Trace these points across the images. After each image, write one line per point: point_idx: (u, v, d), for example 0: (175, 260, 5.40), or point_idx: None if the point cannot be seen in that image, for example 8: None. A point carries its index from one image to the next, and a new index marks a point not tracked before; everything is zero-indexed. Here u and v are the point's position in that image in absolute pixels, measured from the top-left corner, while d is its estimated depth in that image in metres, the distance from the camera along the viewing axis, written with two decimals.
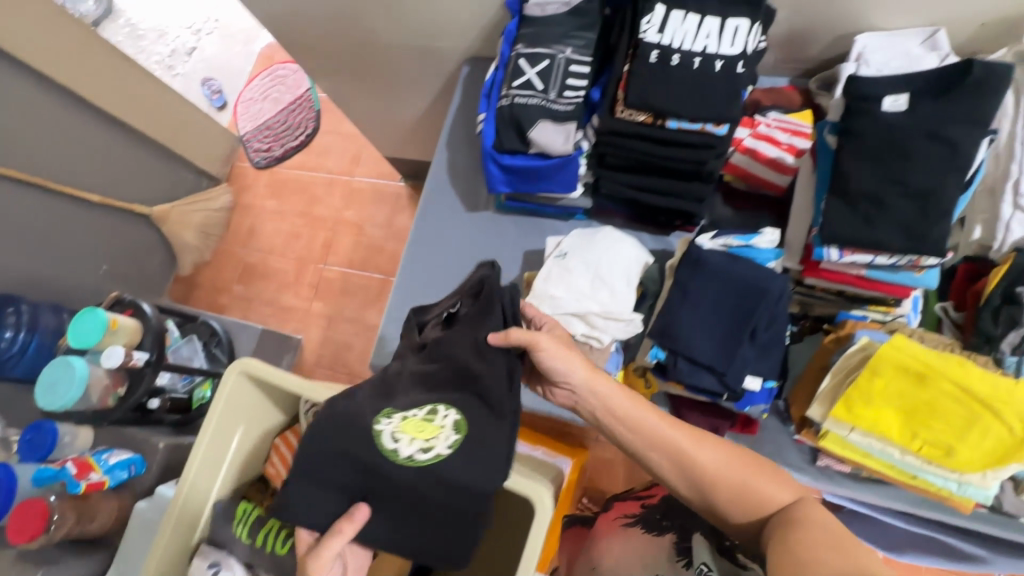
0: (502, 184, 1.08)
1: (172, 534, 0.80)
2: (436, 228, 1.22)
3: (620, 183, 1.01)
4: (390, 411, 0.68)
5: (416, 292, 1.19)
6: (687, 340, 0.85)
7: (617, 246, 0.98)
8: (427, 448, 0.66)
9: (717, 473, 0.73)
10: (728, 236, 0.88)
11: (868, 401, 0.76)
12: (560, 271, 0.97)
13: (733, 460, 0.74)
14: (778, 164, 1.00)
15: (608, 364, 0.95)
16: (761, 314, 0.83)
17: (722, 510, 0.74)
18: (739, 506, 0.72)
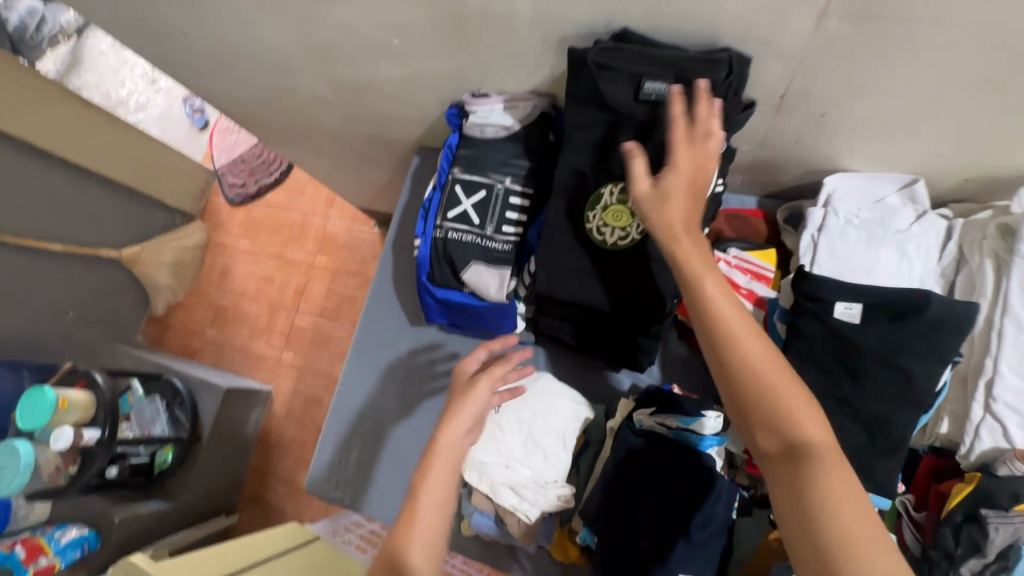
0: (439, 316, 1.01)
1: None
2: (376, 342, 1.15)
3: (561, 329, 0.94)
4: (597, 198, 0.83)
5: (353, 412, 1.13)
6: (617, 531, 0.79)
7: (552, 402, 0.91)
8: (623, 236, 0.83)
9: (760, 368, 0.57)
10: None
11: None
12: (491, 428, 0.90)
13: (779, 368, 0.57)
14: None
15: (537, 535, 0.87)
16: (694, 514, 0.76)
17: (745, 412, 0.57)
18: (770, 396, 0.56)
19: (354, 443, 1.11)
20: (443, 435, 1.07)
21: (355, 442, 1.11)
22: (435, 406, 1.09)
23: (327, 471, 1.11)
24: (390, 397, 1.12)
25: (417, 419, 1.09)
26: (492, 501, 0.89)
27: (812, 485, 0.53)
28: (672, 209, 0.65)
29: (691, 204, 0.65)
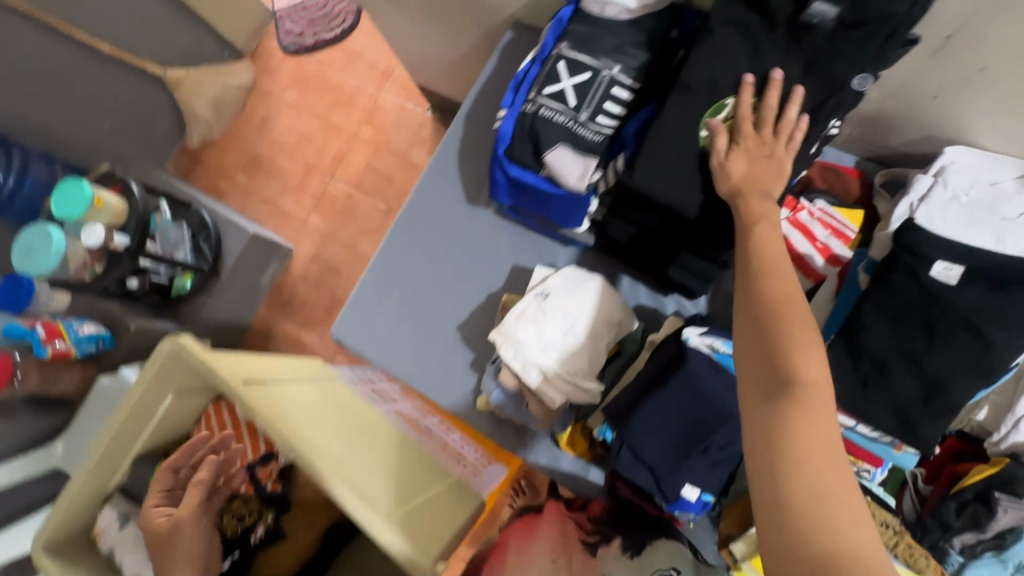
0: (503, 195, 0.98)
1: (86, 482, 0.88)
2: (430, 210, 1.14)
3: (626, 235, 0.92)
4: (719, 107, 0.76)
5: (394, 272, 1.13)
6: (638, 432, 0.81)
7: (601, 306, 0.91)
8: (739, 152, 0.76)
9: (780, 319, 0.61)
10: (718, 341, 0.81)
11: None
12: (535, 314, 0.90)
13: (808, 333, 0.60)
14: (803, 261, 0.90)
15: (556, 421, 0.91)
16: (719, 435, 0.77)
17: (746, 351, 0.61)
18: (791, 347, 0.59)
19: (388, 300, 1.12)
20: (477, 316, 1.08)
21: (388, 301, 1.12)
22: (476, 286, 1.09)
23: (355, 320, 1.11)
24: (432, 268, 1.12)
25: (455, 295, 1.10)
26: (518, 380, 0.91)
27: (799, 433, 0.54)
28: (763, 171, 0.72)
29: (750, 167, 0.73)
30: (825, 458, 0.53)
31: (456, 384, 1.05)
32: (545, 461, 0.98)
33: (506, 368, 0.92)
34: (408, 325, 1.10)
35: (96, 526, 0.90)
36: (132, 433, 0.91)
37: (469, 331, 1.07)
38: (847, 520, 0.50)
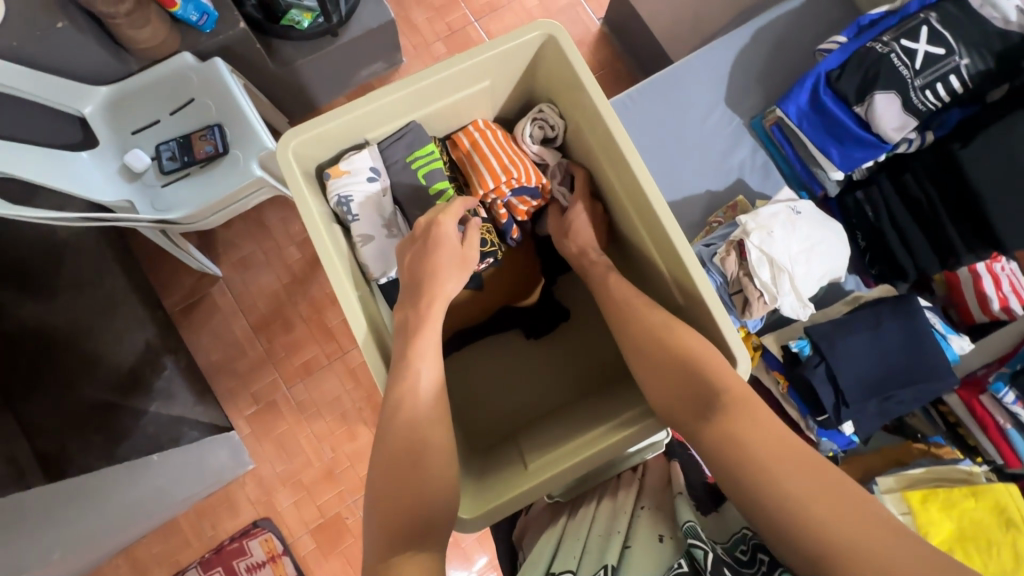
0: (794, 109, 1.01)
1: (372, 114, 0.69)
2: (689, 90, 1.13)
3: (884, 201, 0.99)
4: None
5: (629, 125, 1.12)
6: (844, 357, 0.88)
7: (841, 245, 0.97)
8: None
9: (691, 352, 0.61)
10: (936, 318, 0.90)
11: (945, 508, 0.79)
12: (788, 220, 0.95)
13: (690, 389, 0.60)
14: (981, 300, 0.99)
15: (749, 321, 0.96)
16: (909, 390, 0.87)
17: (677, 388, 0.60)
18: (693, 393, 0.59)
19: None
20: (690, 204, 1.09)
21: None
22: (700, 178, 1.10)
23: None
24: (667, 141, 1.11)
25: (675, 174, 1.10)
26: (740, 269, 0.95)
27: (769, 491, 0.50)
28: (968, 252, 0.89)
29: None
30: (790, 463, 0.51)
31: None
32: None
33: (734, 254, 0.95)
34: None
35: (329, 170, 0.70)
36: (443, 91, 0.72)
37: (678, 212, 1.09)
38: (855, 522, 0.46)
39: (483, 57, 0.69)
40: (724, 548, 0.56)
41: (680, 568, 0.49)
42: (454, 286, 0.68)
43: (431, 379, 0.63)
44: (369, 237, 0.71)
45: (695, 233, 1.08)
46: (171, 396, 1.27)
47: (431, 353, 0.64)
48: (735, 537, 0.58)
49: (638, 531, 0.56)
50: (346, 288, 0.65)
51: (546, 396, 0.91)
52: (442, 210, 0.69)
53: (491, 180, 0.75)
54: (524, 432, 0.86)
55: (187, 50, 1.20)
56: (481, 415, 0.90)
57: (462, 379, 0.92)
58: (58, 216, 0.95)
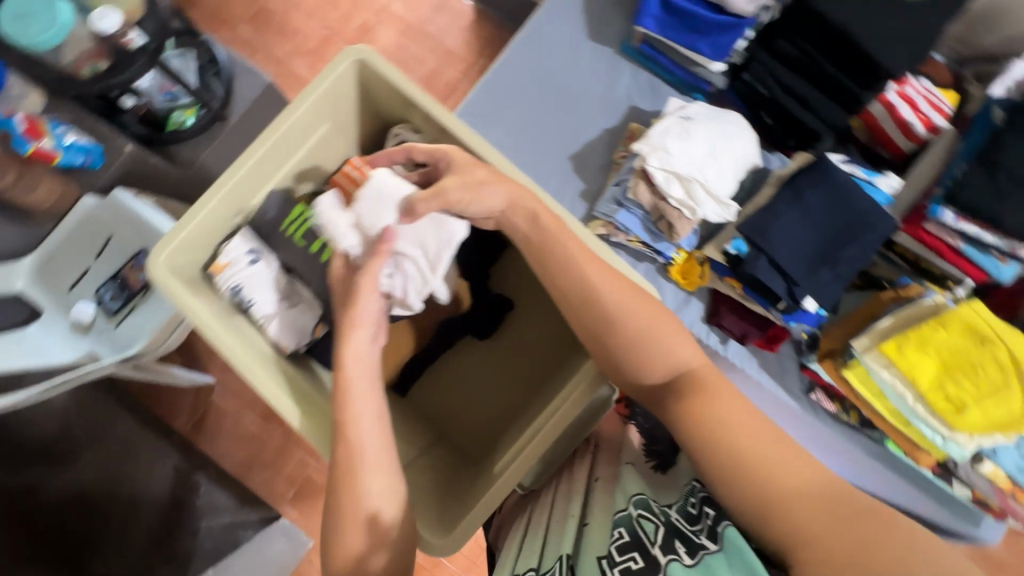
0: (651, 20, 1.00)
1: (228, 201, 0.70)
2: (552, 39, 1.11)
3: (770, 73, 0.97)
4: None
5: (508, 96, 1.10)
6: (779, 241, 0.87)
7: (742, 134, 0.95)
8: None
9: (625, 324, 0.60)
10: (854, 168, 0.89)
11: (920, 348, 0.78)
12: (681, 131, 0.93)
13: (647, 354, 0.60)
14: (904, 128, 0.96)
15: (682, 241, 0.96)
16: (854, 247, 0.85)
17: (622, 364, 0.59)
18: (649, 359, 0.59)
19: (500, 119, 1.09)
20: (594, 148, 1.08)
21: (500, 121, 1.09)
22: (594, 119, 1.09)
23: None
24: (548, 97, 1.10)
25: (568, 127, 1.09)
26: (654, 195, 0.94)
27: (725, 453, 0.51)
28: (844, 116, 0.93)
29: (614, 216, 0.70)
30: (743, 432, 0.52)
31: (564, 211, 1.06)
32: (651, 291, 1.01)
33: (643, 183, 0.95)
34: (520, 148, 1.08)
35: (211, 266, 0.71)
36: (286, 151, 0.72)
37: (585, 159, 1.07)
38: (796, 497, 0.49)
39: (307, 106, 0.69)
40: (680, 507, 0.54)
41: (620, 538, 0.52)
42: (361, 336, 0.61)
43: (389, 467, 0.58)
44: (270, 314, 0.72)
45: (607, 175, 1.07)
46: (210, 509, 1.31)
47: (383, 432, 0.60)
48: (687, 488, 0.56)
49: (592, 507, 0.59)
50: (261, 375, 0.65)
51: (517, 386, 0.92)
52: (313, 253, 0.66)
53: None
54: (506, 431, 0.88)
55: (87, 191, 1.22)
56: (462, 427, 0.92)
57: (433, 399, 0.94)
58: (22, 396, 0.95)
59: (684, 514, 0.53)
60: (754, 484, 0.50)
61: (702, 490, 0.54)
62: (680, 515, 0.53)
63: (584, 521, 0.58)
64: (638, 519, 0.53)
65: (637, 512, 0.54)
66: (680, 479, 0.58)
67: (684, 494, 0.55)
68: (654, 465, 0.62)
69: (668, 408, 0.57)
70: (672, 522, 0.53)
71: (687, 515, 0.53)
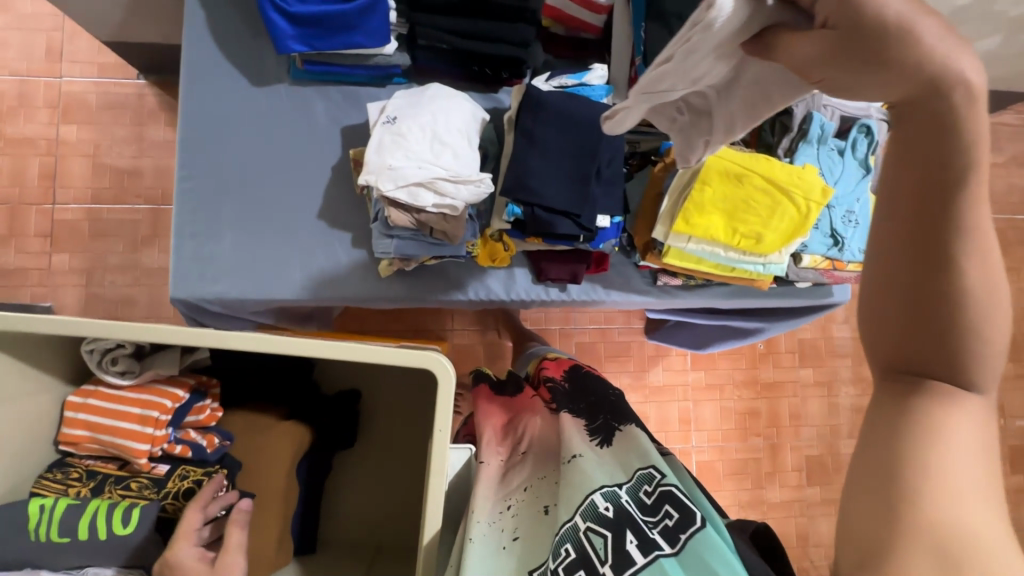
0: (294, 40, 0.88)
1: None
2: (214, 108, 0.95)
3: (439, 28, 0.89)
4: None
5: (211, 194, 0.94)
6: (542, 187, 0.83)
7: (452, 104, 0.90)
8: None
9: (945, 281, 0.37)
10: (562, 78, 0.88)
11: (701, 212, 0.80)
12: (395, 139, 0.86)
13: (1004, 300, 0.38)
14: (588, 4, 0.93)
15: (465, 236, 0.90)
16: (604, 151, 0.85)
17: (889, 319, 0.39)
18: (956, 355, 0.38)
19: (221, 223, 0.94)
20: (335, 193, 0.97)
21: (222, 225, 0.94)
22: (315, 165, 0.97)
23: (192, 266, 0.92)
24: (253, 172, 0.95)
25: (296, 188, 0.96)
26: (411, 213, 0.87)
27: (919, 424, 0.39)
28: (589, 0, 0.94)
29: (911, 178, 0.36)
30: (971, 462, 0.38)
31: (348, 268, 0.96)
32: (474, 290, 0.98)
33: (395, 207, 0.86)
34: (264, 239, 0.95)
35: None
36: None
37: (334, 209, 0.97)
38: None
39: None
40: (629, 491, 0.62)
41: (568, 554, 0.56)
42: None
43: None
44: None
45: (364, 211, 0.97)
46: None
47: None
48: (639, 475, 0.64)
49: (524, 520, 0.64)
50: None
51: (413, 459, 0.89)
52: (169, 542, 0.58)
53: (144, 442, 0.66)
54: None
55: None
56: (389, 530, 0.87)
57: (345, 525, 0.87)
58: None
59: (634, 499, 0.61)
60: (927, 518, 0.37)
61: (657, 483, 0.62)
62: (632, 497, 0.61)
63: (512, 536, 0.63)
64: (587, 531, 0.57)
65: (585, 524, 0.58)
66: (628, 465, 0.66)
67: (637, 481, 0.63)
68: (597, 440, 0.72)
69: (904, 395, 0.40)
70: (622, 507, 0.60)
71: (639, 499, 0.61)
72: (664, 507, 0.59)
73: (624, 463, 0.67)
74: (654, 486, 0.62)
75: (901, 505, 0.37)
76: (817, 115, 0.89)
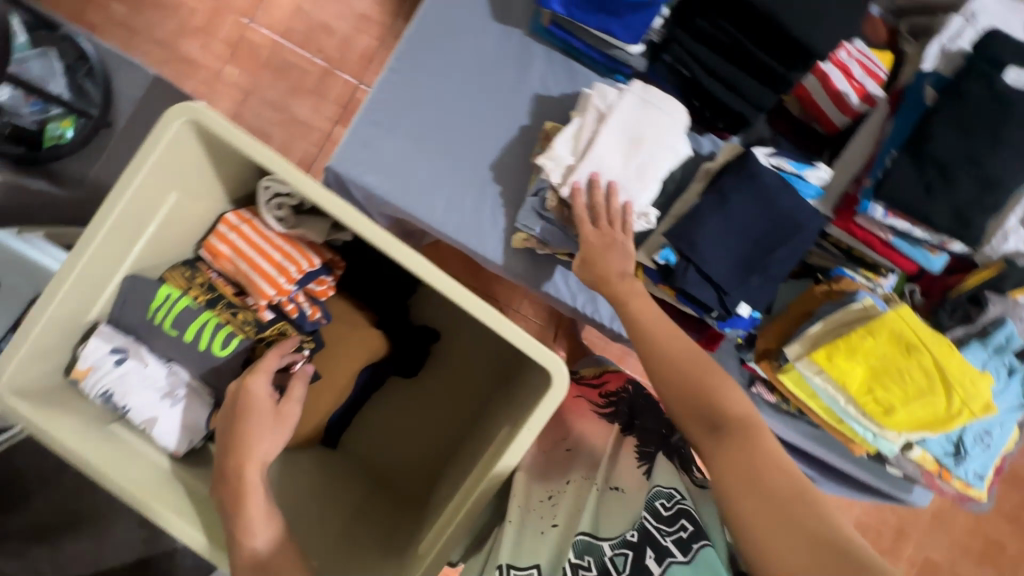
0: (557, 0, 0.87)
1: (71, 299, 0.60)
2: (449, 23, 0.97)
3: (691, 56, 0.86)
4: None
5: (406, 96, 0.97)
6: (708, 251, 0.81)
7: (666, 126, 0.83)
8: None
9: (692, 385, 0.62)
10: (782, 160, 0.82)
11: (851, 356, 0.76)
12: (594, 133, 0.82)
13: (708, 369, 0.64)
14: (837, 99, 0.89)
15: None
16: (782, 251, 0.81)
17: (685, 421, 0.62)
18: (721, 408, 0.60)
19: (401, 127, 0.97)
20: (510, 151, 0.98)
21: (402, 127, 0.97)
22: (506, 117, 0.98)
23: (358, 151, 0.96)
24: (451, 96, 0.97)
25: (479, 129, 0.98)
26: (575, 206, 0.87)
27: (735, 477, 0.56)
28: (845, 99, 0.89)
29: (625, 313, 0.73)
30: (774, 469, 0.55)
31: (485, 223, 0.97)
32: (583, 302, 0.97)
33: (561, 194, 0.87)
34: (429, 157, 0.97)
35: (71, 374, 0.63)
36: (130, 233, 0.61)
37: (501, 164, 0.98)
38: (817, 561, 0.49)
39: (140, 177, 0.58)
40: (645, 502, 0.60)
41: (591, 565, 0.55)
42: (269, 446, 0.61)
43: (269, 522, 0.57)
44: (151, 417, 0.64)
45: (527, 179, 0.98)
46: None
47: (264, 514, 0.57)
48: (659, 491, 0.61)
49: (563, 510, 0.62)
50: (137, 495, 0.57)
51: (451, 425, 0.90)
52: (249, 369, 0.64)
53: (270, 285, 0.69)
54: (445, 471, 0.83)
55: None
56: (399, 471, 0.88)
57: (363, 448, 0.89)
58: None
59: (656, 518, 0.58)
60: (775, 519, 0.52)
61: (676, 498, 0.59)
62: (654, 518, 0.58)
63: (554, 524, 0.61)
64: (614, 557, 0.55)
65: (611, 548, 0.56)
66: (651, 486, 0.63)
67: (656, 499, 0.60)
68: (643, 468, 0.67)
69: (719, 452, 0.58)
70: (645, 529, 0.57)
71: (658, 514, 0.58)
72: (682, 520, 0.57)
73: (651, 484, 0.64)
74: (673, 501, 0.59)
75: (769, 521, 0.52)
76: (1010, 323, 0.82)
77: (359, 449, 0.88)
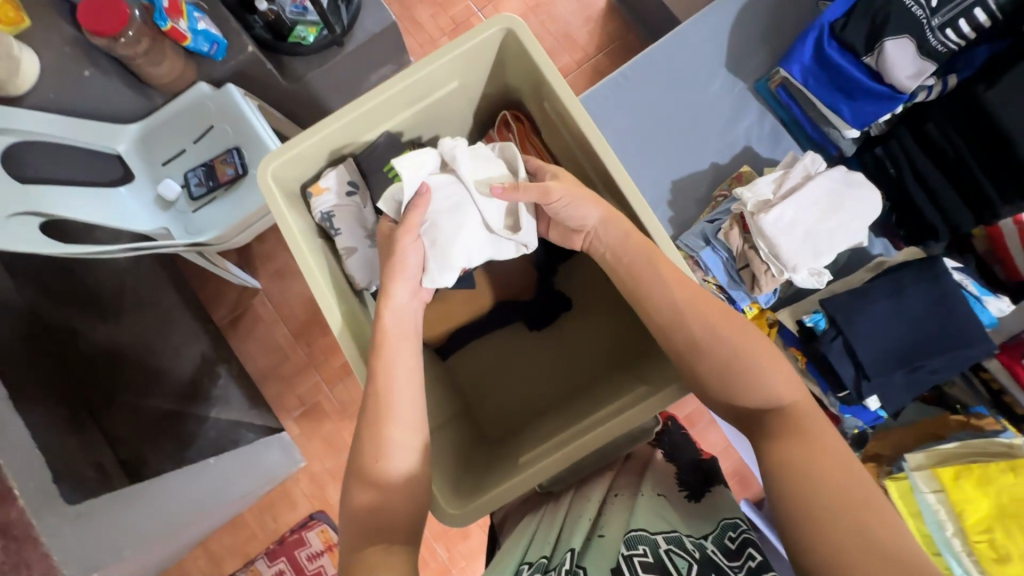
0: (799, 68, 0.95)
1: (343, 130, 0.72)
2: (688, 58, 1.07)
3: (905, 157, 0.92)
4: None
5: (629, 101, 1.07)
6: (861, 328, 0.83)
7: (860, 215, 0.87)
8: None
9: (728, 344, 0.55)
10: (968, 279, 0.84)
11: (981, 484, 0.75)
12: (797, 196, 0.88)
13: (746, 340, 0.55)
14: None
15: (760, 296, 0.93)
16: (940, 358, 0.80)
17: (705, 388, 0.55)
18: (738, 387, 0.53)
19: (614, 123, 1.06)
20: (695, 181, 1.06)
21: (610, 127, 1.06)
22: (704, 152, 1.06)
23: None
24: (666, 117, 1.07)
25: (678, 153, 1.06)
26: (745, 242, 0.92)
27: (776, 463, 0.48)
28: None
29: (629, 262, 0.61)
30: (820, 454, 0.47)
31: None
32: None
33: (737, 228, 0.92)
34: (625, 157, 1.06)
35: (309, 187, 0.74)
36: (411, 99, 0.73)
37: (683, 188, 1.06)
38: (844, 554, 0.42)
39: (446, 59, 0.69)
40: (713, 539, 0.55)
41: (644, 556, 0.51)
42: (400, 293, 0.64)
43: (414, 390, 0.61)
44: (352, 248, 0.74)
45: (702, 209, 1.05)
46: (228, 402, 1.38)
47: (407, 372, 0.61)
48: (722, 524, 0.57)
49: (611, 520, 0.58)
50: (336, 316, 0.66)
51: (548, 389, 0.92)
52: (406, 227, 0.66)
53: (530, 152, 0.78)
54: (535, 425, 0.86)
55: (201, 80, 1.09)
56: (488, 410, 0.92)
57: (466, 374, 0.94)
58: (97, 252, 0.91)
59: (720, 548, 0.53)
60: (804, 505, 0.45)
61: (742, 530, 0.54)
62: (717, 549, 0.53)
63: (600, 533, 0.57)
64: (670, 552, 0.51)
65: (665, 544, 0.52)
66: (714, 516, 0.58)
67: (721, 530, 0.55)
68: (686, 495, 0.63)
69: (757, 447, 0.51)
70: (708, 554, 0.52)
71: (724, 549, 0.53)
72: (749, 551, 0.52)
73: (710, 515, 0.59)
74: (742, 535, 0.54)
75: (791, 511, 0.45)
76: None
77: (462, 373, 0.94)
